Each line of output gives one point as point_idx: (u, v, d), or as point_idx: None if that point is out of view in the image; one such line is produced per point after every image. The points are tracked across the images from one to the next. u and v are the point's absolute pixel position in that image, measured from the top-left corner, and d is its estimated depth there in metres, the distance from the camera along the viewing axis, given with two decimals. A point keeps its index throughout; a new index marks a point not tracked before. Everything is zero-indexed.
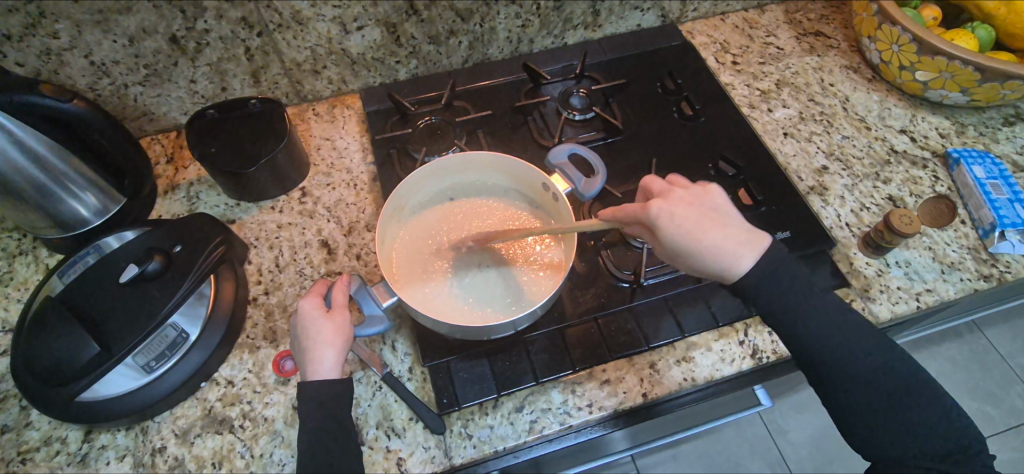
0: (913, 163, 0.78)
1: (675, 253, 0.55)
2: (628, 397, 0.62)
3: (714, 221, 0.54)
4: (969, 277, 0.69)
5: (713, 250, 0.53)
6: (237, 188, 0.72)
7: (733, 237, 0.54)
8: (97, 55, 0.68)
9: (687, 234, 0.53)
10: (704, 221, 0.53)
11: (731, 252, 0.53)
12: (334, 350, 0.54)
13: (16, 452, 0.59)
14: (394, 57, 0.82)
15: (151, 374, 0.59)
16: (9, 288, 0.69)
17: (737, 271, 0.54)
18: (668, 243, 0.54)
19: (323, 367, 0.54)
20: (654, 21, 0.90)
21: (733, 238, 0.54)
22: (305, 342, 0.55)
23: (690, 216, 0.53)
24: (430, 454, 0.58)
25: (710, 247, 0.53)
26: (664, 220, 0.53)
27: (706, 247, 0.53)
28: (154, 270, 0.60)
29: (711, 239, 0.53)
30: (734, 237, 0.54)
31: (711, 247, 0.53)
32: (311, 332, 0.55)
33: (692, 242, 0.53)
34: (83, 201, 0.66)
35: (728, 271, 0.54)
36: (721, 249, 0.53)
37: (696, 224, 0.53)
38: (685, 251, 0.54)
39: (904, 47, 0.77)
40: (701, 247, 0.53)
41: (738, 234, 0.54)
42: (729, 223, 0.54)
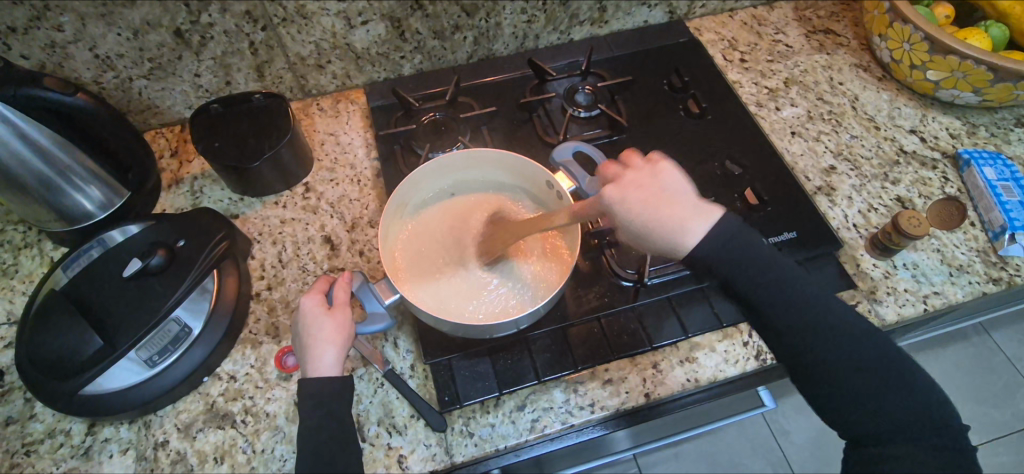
0: (923, 164, 0.77)
1: (635, 233, 0.55)
2: (630, 397, 0.62)
3: (666, 198, 0.54)
4: (978, 280, 0.68)
5: (663, 224, 0.53)
6: (240, 182, 0.71)
7: (683, 212, 0.54)
8: (102, 48, 0.68)
9: (637, 214, 0.54)
10: (653, 198, 0.54)
11: (685, 226, 0.53)
12: (336, 349, 0.54)
13: (20, 444, 0.60)
14: (399, 52, 0.81)
15: (155, 368, 0.59)
16: (14, 280, 0.70)
17: (685, 245, 0.54)
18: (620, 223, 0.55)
19: (324, 365, 0.54)
20: (661, 17, 0.89)
21: (685, 212, 0.54)
22: (307, 340, 0.54)
23: (639, 197, 0.54)
24: (432, 451, 0.58)
25: (664, 225, 0.53)
26: (611, 202, 0.55)
27: (656, 225, 0.53)
28: (158, 264, 0.60)
29: (662, 219, 0.53)
30: (687, 211, 0.54)
31: (665, 223, 0.53)
32: (312, 330, 0.55)
33: (643, 221, 0.54)
34: (88, 194, 0.66)
35: (676, 245, 0.54)
36: (674, 223, 0.53)
37: (644, 200, 0.54)
38: (643, 230, 0.54)
39: (916, 46, 0.75)
40: (654, 225, 0.54)
41: (692, 206, 0.54)
42: (682, 197, 0.54)
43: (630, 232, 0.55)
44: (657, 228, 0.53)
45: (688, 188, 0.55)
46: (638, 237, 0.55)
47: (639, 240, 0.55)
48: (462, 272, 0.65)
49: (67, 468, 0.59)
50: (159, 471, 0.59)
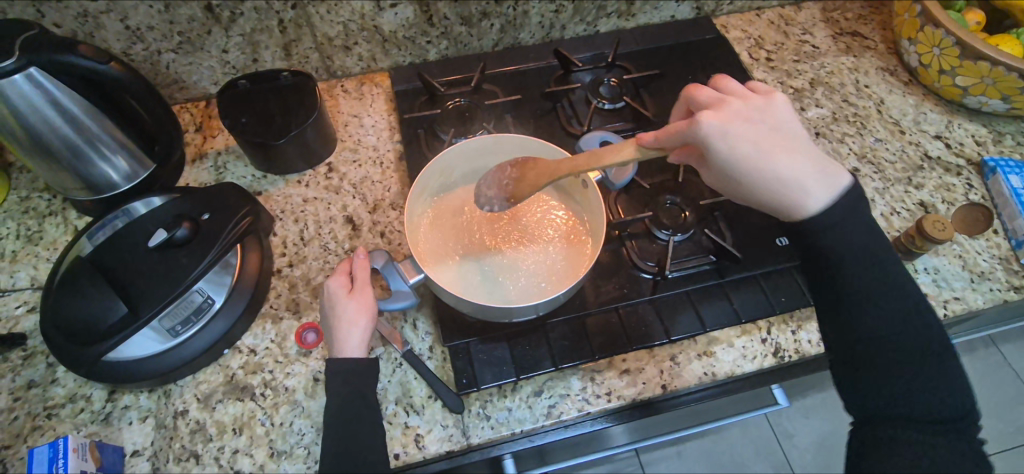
0: (947, 170, 0.76)
1: (722, 109, 0.55)
2: (647, 387, 0.62)
3: (778, 142, 0.54)
4: (999, 287, 0.68)
5: (774, 118, 0.56)
6: (264, 159, 0.72)
7: (795, 148, 0.55)
8: (134, 19, 0.68)
9: (761, 156, 0.54)
10: (767, 142, 0.54)
11: (801, 181, 0.54)
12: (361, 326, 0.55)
13: (42, 407, 0.60)
14: (425, 37, 0.82)
15: (176, 338, 0.60)
16: (38, 247, 0.70)
17: (802, 206, 0.54)
18: (731, 164, 0.54)
19: (349, 344, 0.54)
20: (688, 13, 0.89)
21: (800, 161, 0.54)
22: (336, 321, 0.55)
23: (760, 129, 0.54)
24: (448, 432, 0.59)
25: (779, 176, 0.54)
26: (716, 139, 0.54)
27: (739, 115, 0.55)
28: (183, 236, 0.61)
29: (749, 112, 0.55)
30: (794, 157, 0.54)
31: (780, 181, 0.54)
32: (336, 312, 0.55)
33: (766, 164, 0.54)
34: (114, 164, 0.67)
35: (794, 202, 0.54)
36: (768, 175, 0.54)
37: (760, 145, 0.54)
38: (755, 179, 0.54)
39: (946, 51, 0.75)
40: (768, 116, 0.56)
41: (809, 158, 0.55)
42: (795, 144, 0.55)
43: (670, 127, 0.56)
44: (776, 181, 0.54)
45: (797, 132, 0.56)
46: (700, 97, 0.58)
47: (691, 92, 0.60)
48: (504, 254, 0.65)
49: (87, 432, 0.59)
50: (178, 440, 0.59)
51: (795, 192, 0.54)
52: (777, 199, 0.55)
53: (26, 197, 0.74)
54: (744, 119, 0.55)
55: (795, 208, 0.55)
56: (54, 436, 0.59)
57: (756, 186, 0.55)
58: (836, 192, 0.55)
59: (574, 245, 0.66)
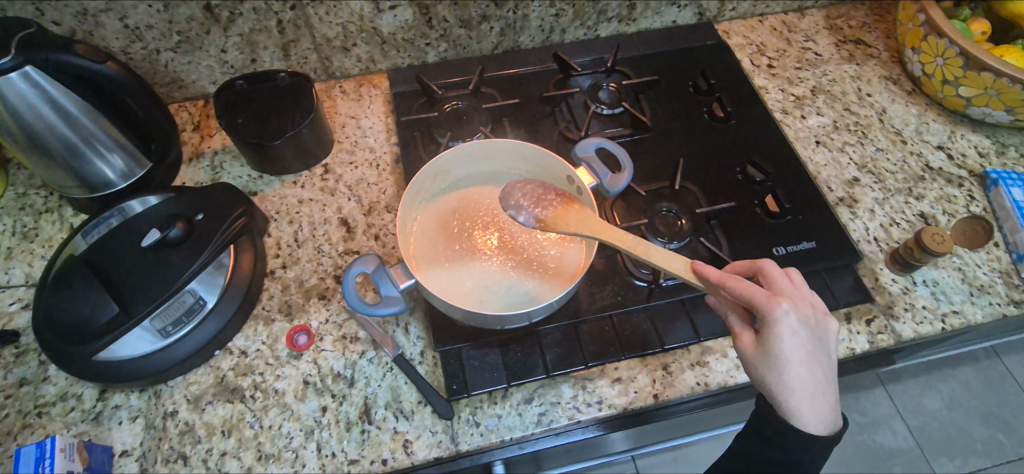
0: (949, 181, 0.76)
1: (796, 303, 0.50)
2: (639, 397, 0.61)
3: (819, 383, 0.50)
4: (998, 301, 0.67)
5: (826, 356, 0.51)
6: (260, 160, 0.72)
7: (828, 372, 0.51)
8: (132, 18, 0.69)
9: (802, 353, 0.49)
10: (812, 352, 0.50)
11: (804, 418, 0.50)
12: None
13: (33, 405, 0.60)
14: (424, 39, 0.81)
15: (167, 338, 0.60)
16: (34, 244, 0.70)
17: (800, 420, 0.50)
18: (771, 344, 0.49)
19: None
20: (690, 18, 0.89)
21: (822, 406, 0.50)
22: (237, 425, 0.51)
23: (810, 345, 0.49)
24: (437, 438, 0.58)
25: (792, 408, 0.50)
26: (778, 319, 0.49)
27: (808, 321, 0.50)
28: (176, 236, 0.61)
29: (814, 319, 0.51)
30: (821, 383, 0.50)
31: (799, 384, 0.49)
32: None
33: (796, 380, 0.49)
34: (109, 162, 0.67)
35: (794, 414, 0.50)
36: (789, 384, 0.49)
37: (806, 350, 0.49)
38: (775, 380, 0.50)
39: (949, 61, 0.74)
40: (823, 349, 0.50)
41: (829, 383, 0.50)
42: (828, 398, 0.50)
43: (740, 284, 0.51)
44: (795, 388, 0.49)
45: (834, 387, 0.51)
46: (774, 279, 0.53)
47: (763, 269, 0.54)
48: (505, 263, 0.64)
49: (77, 431, 0.59)
50: (167, 441, 0.59)
51: (800, 403, 0.50)
52: (782, 396, 0.50)
53: (22, 194, 0.74)
54: (808, 333, 0.49)
55: (793, 413, 0.50)
56: (44, 434, 0.59)
57: (776, 376, 0.49)
58: (830, 428, 0.50)
59: (569, 249, 0.66)
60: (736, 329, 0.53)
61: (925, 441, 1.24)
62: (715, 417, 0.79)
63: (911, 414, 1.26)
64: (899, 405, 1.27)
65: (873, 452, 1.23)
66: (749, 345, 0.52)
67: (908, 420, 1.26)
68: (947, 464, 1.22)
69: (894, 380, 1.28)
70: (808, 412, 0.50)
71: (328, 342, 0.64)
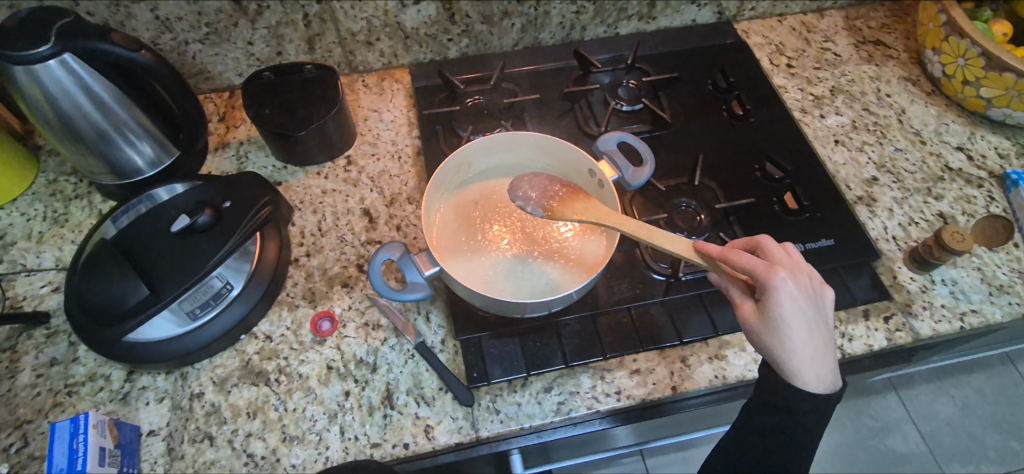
0: (968, 182, 0.76)
1: (794, 272, 0.51)
2: (657, 388, 0.62)
3: (819, 345, 0.50)
4: (1018, 301, 0.67)
5: (825, 320, 0.51)
6: (285, 150, 0.73)
7: (828, 336, 0.51)
8: (163, 9, 0.70)
9: (802, 320, 0.50)
10: (812, 318, 0.50)
11: (805, 379, 0.50)
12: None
13: (63, 384, 0.62)
14: (446, 35, 0.83)
15: (195, 322, 0.61)
16: (64, 228, 0.72)
17: (801, 382, 0.51)
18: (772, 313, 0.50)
19: None
20: (709, 17, 0.89)
21: (823, 366, 0.51)
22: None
23: (811, 311, 0.50)
24: (458, 424, 0.59)
25: (792, 369, 0.51)
26: (778, 289, 0.49)
27: (806, 288, 0.50)
28: (205, 223, 0.62)
29: (812, 285, 0.51)
30: (822, 347, 0.51)
31: (801, 348, 0.50)
32: None
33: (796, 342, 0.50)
34: (139, 149, 0.68)
35: (795, 375, 0.51)
36: (791, 348, 0.50)
37: (806, 317, 0.50)
38: (777, 345, 0.50)
39: (970, 61, 0.74)
40: (822, 314, 0.51)
41: (829, 346, 0.51)
42: (828, 360, 0.51)
43: (738, 255, 0.51)
44: (796, 351, 0.50)
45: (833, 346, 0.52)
46: (771, 248, 0.53)
47: (760, 238, 0.54)
48: (530, 253, 0.65)
49: (106, 410, 0.61)
50: (193, 421, 0.60)
51: (803, 367, 0.50)
52: (786, 361, 0.50)
53: (53, 180, 0.76)
54: (807, 298, 0.50)
55: (796, 377, 0.51)
56: (74, 412, 0.61)
57: (777, 342, 0.50)
58: (832, 388, 0.51)
59: (589, 243, 0.66)
60: (737, 300, 0.54)
61: (937, 447, 1.23)
62: (730, 414, 0.80)
63: (923, 419, 1.26)
64: (911, 410, 1.26)
65: (884, 456, 1.22)
66: (750, 314, 0.52)
67: (921, 425, 1.25)
68: (959, 470, 1.21)
69: (907, 385, 1.28)
70: (811, 375, 0.50)
71: (351, 329, 0.65)
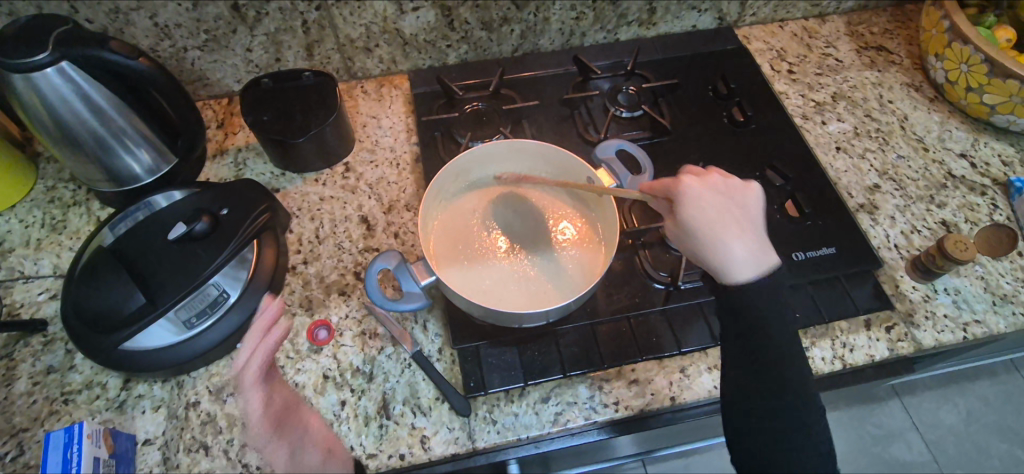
0: (971, 189, 0.75)
1: (701, 179, 0.57)
2: (655, 399, 0.61)
3: (747, 235, 0.55)
4: (1022, 311, 0.66)
5: (750, 216, 0.57)
6: (283, 157, 0.73)
7: (746, 229, 0.56)
8: (162, 17, 0.70)
9: (720, 215, 0.55)
10: (727, 212, 0.55)
11: (736, 267, 0.54)
12: (286, 450, 0.53)
13: (59, 392, 0.62)
14: (445, 41, 0.82)
15: (191, 330, 0.61)
16: (62, 235, 0.72)
17: (733, 271, 0.54)
18: (689, 218, 0.55)
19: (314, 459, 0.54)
20: (710, 23, 0.89)
21: (750, 253, 0.54)
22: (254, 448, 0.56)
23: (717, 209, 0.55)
24: (454, 435, 0.59)
25: (721, 265, 0.54)
26: (687, 194, 0.55)
27: (715, 189, 0.57)
28: (202, 230, 0.62)
29: (724, 188, 0.57)
30: (741, 239, 0.55)
31: (720, 242, 0.54)
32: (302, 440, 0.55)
33: (718, 239, 0.54)
34: (137, 157, 0.68)
35: (727, 267, 0.54)
36: (716, 243, 0.54)
37: (719, 212, 0.55)
38: (704, 245, 0.55)
39: (974, 68, 0.74)
40: (738, 209, 0.56)
41: (750, 239, 0.55)
42: (758, 249, 0.55)
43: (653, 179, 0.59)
44: (721, 246, 0.54)
45: (758, 238, 0.56)
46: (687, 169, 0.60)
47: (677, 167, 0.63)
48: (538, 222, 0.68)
49: (101, 419, 0.61)
50: (189, 430, 0.60)
51: (733, 257, 0.54)
52: (716, 256, 0.54)
53: (52, 187, 0.76)
54: (716, 197, 0.56)
55: (727, 268, 0.54)
56: (69, 421, 0.60)
57: (701, 242, 0.55)
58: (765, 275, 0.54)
59: (587, 251, 0.66)
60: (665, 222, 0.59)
61: (941, 454, 1.22)
62: None
63: (927, 427, 1.24)
64: (915, 418, 1.25)
65: (887, 464, 1.21)
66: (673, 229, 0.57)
67: (925, 433, 1.24)
68: None
69: (910, 392, 1.27)
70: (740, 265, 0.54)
71: (348, 337, 0.65)
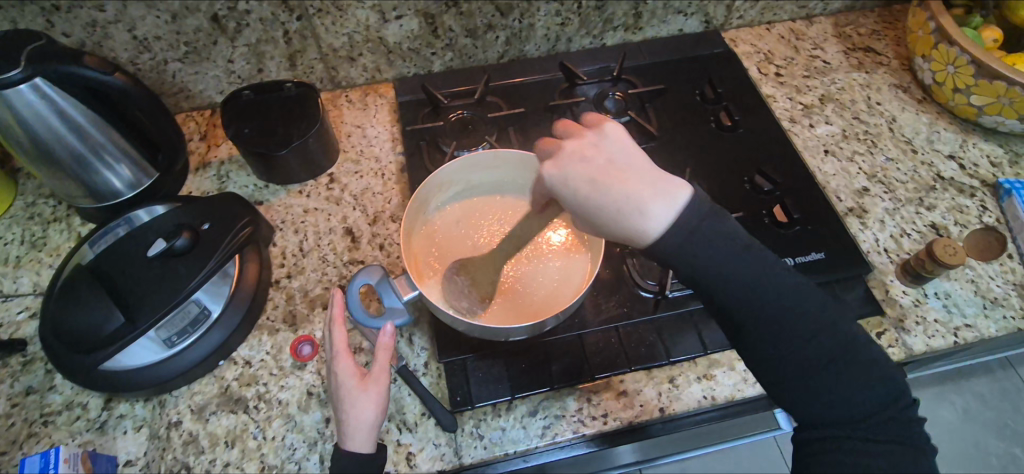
0: (960, 191, 0.74)
1: (559, 157, 0.54)
2: (644, 410, 0.61)
3: (614, 181, 0.51)
4: (1013, 314, 0.66)
5: (598, 166, 0.52)
6: (266, 169, 0.72)
7: (626, 175, 0.51)
8: (141, 30, 0.69)
9: (586, 187, 0.52)
10: (601, 175, 0.52)
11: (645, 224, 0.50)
12: (349, 420, 0.53)
13: (38, 414, 0.61)
14: (430, 49, 0.82)
15: (173, 348, 0.60)
16: (42, 252, 0.71)
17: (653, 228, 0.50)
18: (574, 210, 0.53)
19: (358, 434, 0.53)
20: (697, 27, 0.88)
21: (636, 197, 0.50)
22: (339, 405, 0.54)
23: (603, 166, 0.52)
24: (440, 451, 0.58)
25: (631, 236, 0.51)
26: (558, 188, 0.53)
27: (576, 158, 0.53)
28: (182, 246, 0.61)
29: (584, 149, 0.54)
30: (642, 186, 0.51)
31: (618, 206, 0.51)
32: (348, 406, 0.53)
33: (603, 211, 0.51)
34: (117, 172, 0.67)
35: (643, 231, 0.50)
36: (602, 223, 0.52)
37: (596, 177, 0.52)
38: (605, 226, 0.52)
39: (961, 69, 0.73)
40: (598, 163, 0.52)
41: (648, 181, 0.51)
42: (637, 190, 0.51)
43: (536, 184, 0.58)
44: (615, 218, 0.51)
45: (642, 169, 0.52)
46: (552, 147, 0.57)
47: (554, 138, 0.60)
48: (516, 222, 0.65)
49: (82, 440, 0.59)
50: (171, 451, 0.59)
51: (619, 225, 0.51)
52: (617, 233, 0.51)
53: (32, 203, 0.75)
54: (576, 168, 0.53)
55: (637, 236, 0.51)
56: (49, 443, 0.59)
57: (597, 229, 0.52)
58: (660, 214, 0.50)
59: (575, 261, 0.65)
60: None
61: (938, 453, 1.22)
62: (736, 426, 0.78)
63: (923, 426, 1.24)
64: None
65: None
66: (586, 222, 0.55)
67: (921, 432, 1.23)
68: None
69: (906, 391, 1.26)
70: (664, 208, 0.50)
71: None
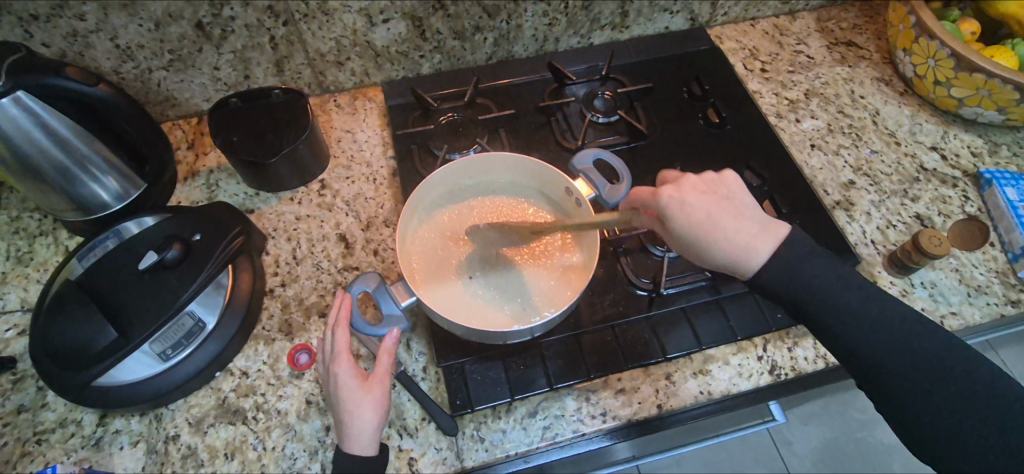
0: (943, 182, 0.76)
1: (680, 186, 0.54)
2: (642, 407, 0.62)
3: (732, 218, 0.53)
4: (996, 301, 0.68)
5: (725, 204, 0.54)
6: (257, 177, 0.71)
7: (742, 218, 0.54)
8: (123, 38, 0.68)
9: (705, 227, 0.53)
10: (720, 212, 0.53)
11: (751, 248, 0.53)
12: (355, 421, 0.53)
13: (31, 432, 0.60)
14: (418, 51, 0.81)
15: (168, 361, 0.60)
16: (29, 268, 0.70)
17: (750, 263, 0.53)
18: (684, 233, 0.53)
19: (360, 435, 0.53)
20: (682, 24, 0.89)
21: (747, 233, 0.53)
22: (341, 408, 0.54)
23: (709, 208, 0.53)
24: (442, 455, 0.58)
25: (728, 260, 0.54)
26: (671, 207, 0.53)
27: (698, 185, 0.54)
28: (173, 258, 0.60)
29: (701, 181, 0.55)
30: (749, 228, 0.53)
31: (727, 243, 0.53)
32: (348, 407, 0.54)
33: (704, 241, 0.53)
34: (103, 184, 0.66)
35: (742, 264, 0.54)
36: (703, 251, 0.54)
37: (711, 214, 0.53)
38: (699, 245, 0.54)
39: (941, 62, 0.75)
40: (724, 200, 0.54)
41: (755, 225, 0.54)
42: (746, 217, 0.54)
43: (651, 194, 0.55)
44: (719, 249, 0.53)
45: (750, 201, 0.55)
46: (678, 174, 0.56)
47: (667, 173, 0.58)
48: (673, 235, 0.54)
49: (78, 457, 0.59)
50: (170, 465, 0.59)
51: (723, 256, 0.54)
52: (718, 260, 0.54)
53: (16, 217, 0.73)
54: (698, 195, 0.54)
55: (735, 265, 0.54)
56: (43, 462, 0.59)
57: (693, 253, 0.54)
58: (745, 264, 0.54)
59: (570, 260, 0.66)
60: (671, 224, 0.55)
61: None
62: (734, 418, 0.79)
63: None
64: None
65: (873, 449, 1.23)
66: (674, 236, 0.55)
67: None
68: None
69: None
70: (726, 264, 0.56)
71: None
